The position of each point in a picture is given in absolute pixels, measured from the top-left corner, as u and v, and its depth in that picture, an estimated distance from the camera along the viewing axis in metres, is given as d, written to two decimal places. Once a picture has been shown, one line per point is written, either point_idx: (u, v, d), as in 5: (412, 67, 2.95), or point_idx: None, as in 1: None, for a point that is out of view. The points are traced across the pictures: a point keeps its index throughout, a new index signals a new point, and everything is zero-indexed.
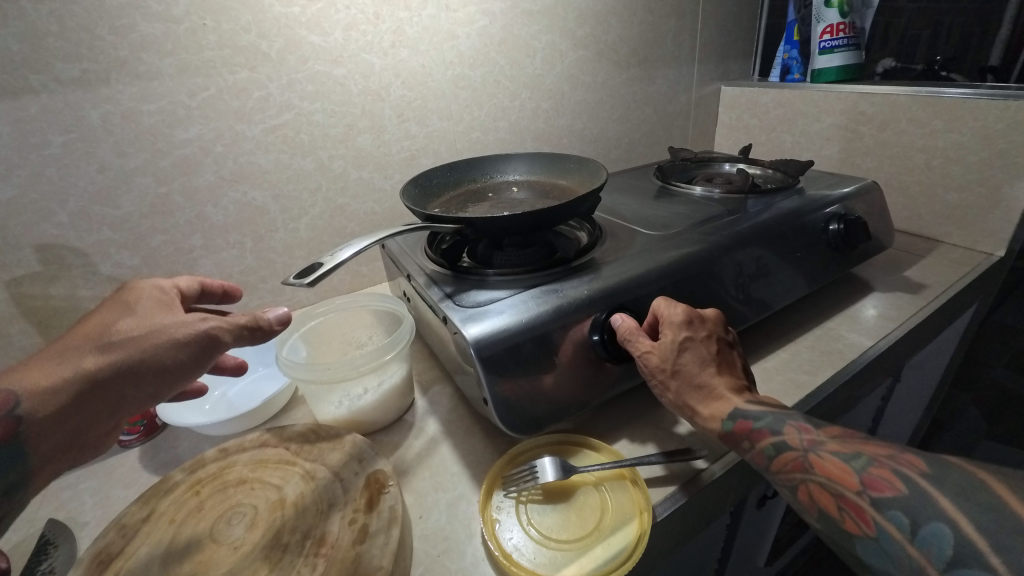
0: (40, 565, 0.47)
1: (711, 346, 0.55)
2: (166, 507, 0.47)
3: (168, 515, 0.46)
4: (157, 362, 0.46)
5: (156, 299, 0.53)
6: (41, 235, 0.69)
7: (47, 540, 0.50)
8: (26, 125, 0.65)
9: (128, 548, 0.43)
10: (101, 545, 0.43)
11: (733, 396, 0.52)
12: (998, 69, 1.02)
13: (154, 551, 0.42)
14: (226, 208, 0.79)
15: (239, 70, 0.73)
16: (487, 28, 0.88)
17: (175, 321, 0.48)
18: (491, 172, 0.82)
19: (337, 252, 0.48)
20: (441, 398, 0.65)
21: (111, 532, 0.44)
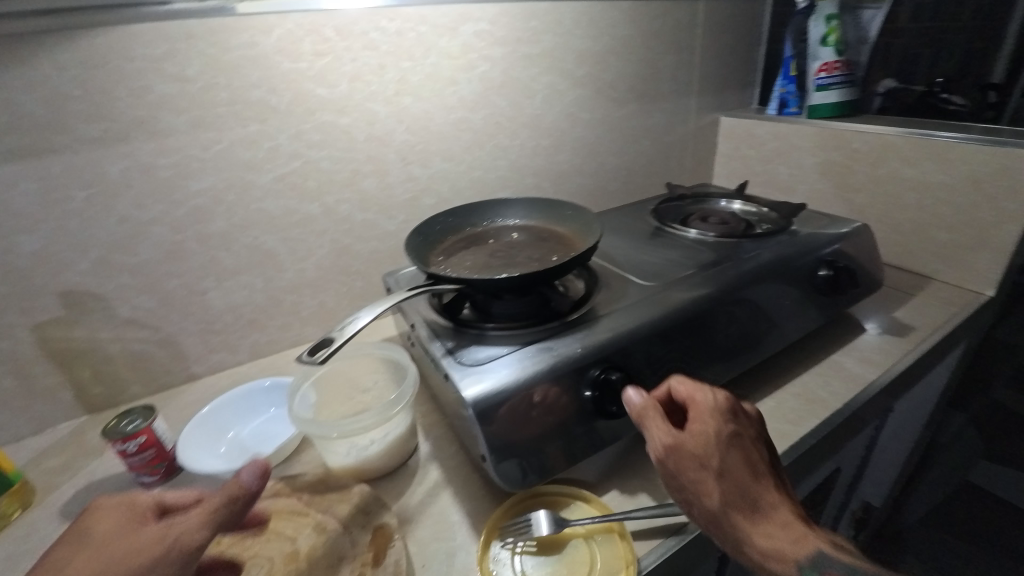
0: None
1: (757, 450, 0.52)
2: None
3: None
4: None
5: (121, 519, 0.46)
6: (65, 283, 0.73)
7: None
8: (50, 182, 0.68)
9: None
10: None
11: (792, 522, 0.47)
12: (1000, 85, 0.96)
13: None
14: (237, 252, 0.82)
15: (250, 123, 0.77)
16: (487, 73, 0.91)
17: (140, 546, 0.43)
18: (491, 217, 0.85)
19: (347, 326, 0.51)
20: (444, 444, 0.68)
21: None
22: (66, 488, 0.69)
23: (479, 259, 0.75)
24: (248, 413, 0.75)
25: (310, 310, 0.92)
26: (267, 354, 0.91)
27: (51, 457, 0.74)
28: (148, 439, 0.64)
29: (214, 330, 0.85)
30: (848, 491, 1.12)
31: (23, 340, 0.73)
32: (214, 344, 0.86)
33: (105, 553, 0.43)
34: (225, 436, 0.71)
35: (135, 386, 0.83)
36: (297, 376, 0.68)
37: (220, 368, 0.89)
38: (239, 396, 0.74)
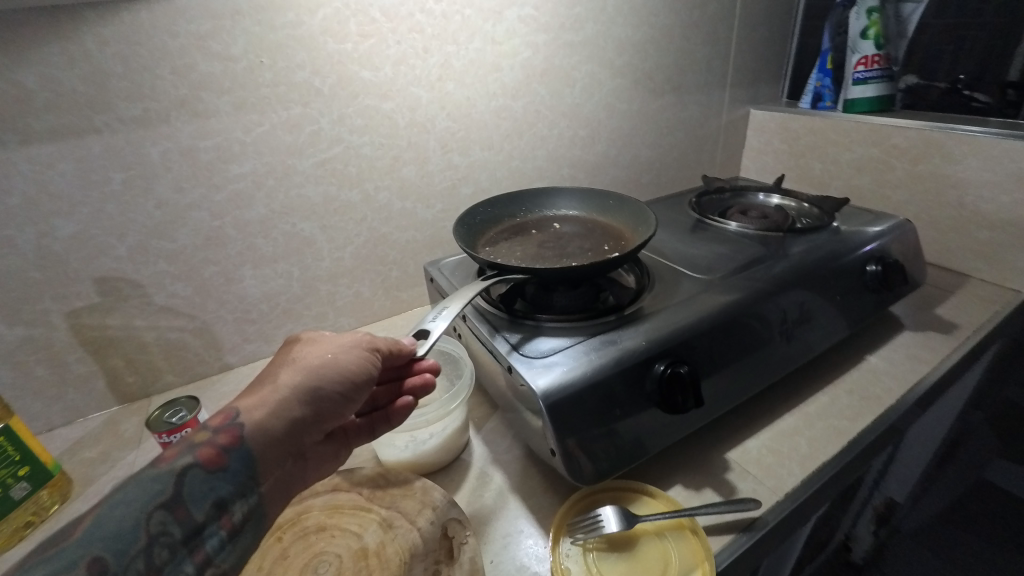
0: None
1: None
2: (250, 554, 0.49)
3: (255, 560, 0.48)
4: (336, 372, 0.49)
5: None
6: (101, 269, 0.71)
7: None
8: (90, 163, 0.66)
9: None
10: None
11: None
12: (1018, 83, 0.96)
13: None
14: (275, 239, 0.80)
15: (293, 105, 0.74)
16: (530, 60, 0.90)
17: (336, 348, 0.50)
18: (535, 208, 0.84)
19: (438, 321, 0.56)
20: (497, 439, 0.67)
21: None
22: (105, 481, 0.66)
23: (529, 250, 0.74)
24: None
25: (346, 300, 0.89)
26: None
27: (85, 448, 0.72)
28: (194, 431, 0.62)
29: (250, 319, 0.83)
30: (875, 487, 1.12)
31: (57, 327, 0.71)
32: (249, 334, 0.84)
33: (306, 359, 0.49)
34: None
35: (169, 375, 0.81)
36: None
37: (254, 358, 0.86)
38: None
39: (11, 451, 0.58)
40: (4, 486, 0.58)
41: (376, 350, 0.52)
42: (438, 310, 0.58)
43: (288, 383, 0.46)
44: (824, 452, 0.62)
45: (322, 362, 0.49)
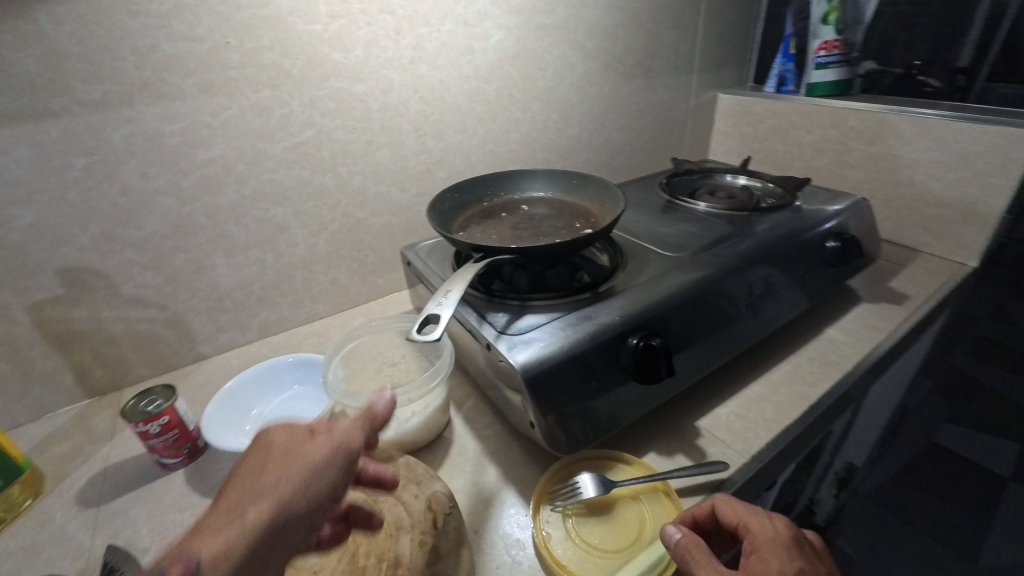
0: None
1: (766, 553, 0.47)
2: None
3: None
4: (312, 492, 0.41)
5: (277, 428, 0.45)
6: (64, 258, 0.68)
7: (113, 567, 0.52)
8: (48, 148, 0.63)
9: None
10: None
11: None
12: (967, 70, 1.00)
13: None
14: (248, 226, 0.79)
15: (262, 88, 0.73)
16: (502, 42, 0.90)
17: (311, 455, 0.42)
18: (510, 190, 0.84)
19: (444, 305, 0.53)
20: (479, 416, 0.68)
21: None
22: (77, 475, 0.65)
23: (505, 232, 0.75)
24: (268, 389, 0.72)
25: (321, 287, 0.89)
26: (277, 331, 0.88)
27: (54, 445, 0.70)
28: (171, 420, 0.61)
29: (223, 307, 0.82)
30: (835, 452, 1.19)
31: (20, 320, 0.68)
32: (223, 323, 0.83)
33: (272, 473, 0.40)
34: (250, 413, 0.68)
35: (140, 368, 0.79)
36: (330, 349, 0.68)
37: (229, 348, 0.85)
38: (261, 372, 0.72)
39: None
40: None
41: (355, 437, 0.45)
42: (443, 296, 0.55)
43: (258, 517, 0.37)
44: (788, 415, 0.66)
45: (296, 478, 0.40)
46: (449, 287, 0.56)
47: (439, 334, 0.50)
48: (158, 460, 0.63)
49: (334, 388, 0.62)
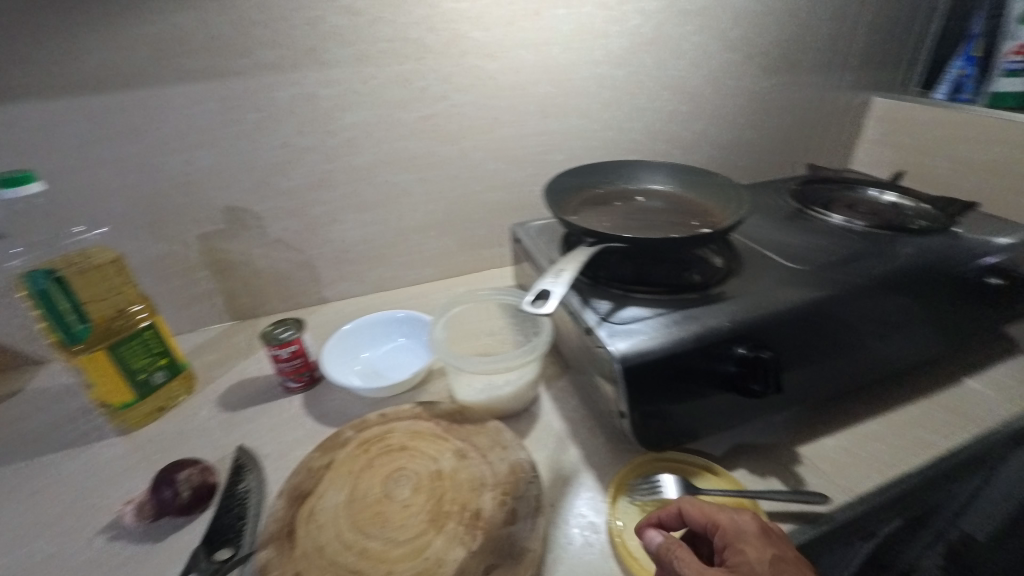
0: (240, 484, 0.58)
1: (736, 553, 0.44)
2: (342, 459, 0.56)
3: (346, 465, 0.55)
4: None
5: None
6: (230, 198, 0.79)
7: (241, 464, 0.61)
8: (231, 102, 0.74)
9: (317, 487, 0.53)
10: (295, 482, 0.54)
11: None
12: None
13: (339, 496, 0.52)
14: (377, 187, 0.86)
15: (406, 61, 0.78)
16: (639, 28, 0.89)
17: None
18: (627, 178, 0.83)
19: (558, 279, 0.54)
20: (566, 398, 0.69)
21: (301, 472, 0.55)
22: (220, 382, 0.76)
23: (618, 221, 0.74)
24: (378, 337, 0.78)
25: (432, 252, 0.94)
26: (389, 288, 0.96)
27: (205, 354, 0.82)
28: (299, 348, 0.70)
29: (347, 259, 0.90)
30: None
31: (192, 246, 0.81)
32: (345, 273, 0.91)
33: None
34: (359, 356, 0.76)
35: (274, 301, 0.90)
36: (438, 310, 0.73)
37: (347, 295, 0.94)
38: (375, 320, 0.78)
39: (152, 342, 0.68)
40: (145, 372, 0.68)
41: None
42: (557, 273, 0.56)
43: None
44: (908, 462, 0.59)
45: None
46: (562, 266, 0.57)
47: (551, 309, 0.51)
48: (282, 381, 0.72)
49: (436, 346, 0.66)
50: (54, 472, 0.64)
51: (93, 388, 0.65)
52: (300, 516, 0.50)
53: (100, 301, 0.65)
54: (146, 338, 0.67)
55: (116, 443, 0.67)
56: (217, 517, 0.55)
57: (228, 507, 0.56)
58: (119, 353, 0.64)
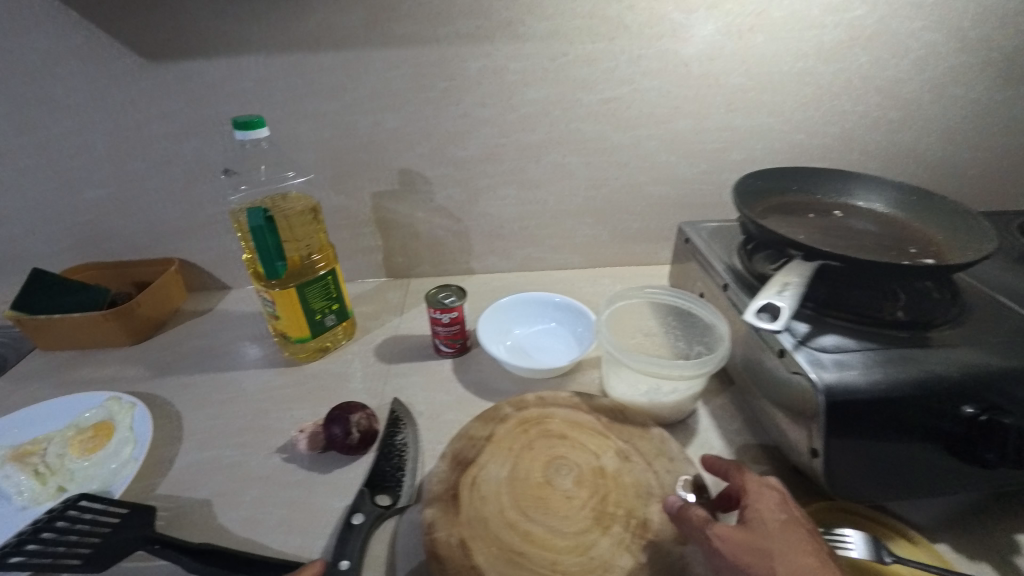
0: (397, 436, 0.60)
1: (769, 513, 0.42)
2: (502, 435, 0.56)
3: (506, 442, 0.55)
4: None
5: None
6: (407, 161, 0.82)
7: (397, 416, 0.63)
8: (425, 69, 0.75)
9: (479, 458, 0.53)
10: (458, 447, 0.54)
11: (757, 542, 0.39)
12: None
13: (500, 471, 0.51)
14: (544, 166, 0.84)
15: (598, 40, 0.74)
16: (862, 18, 0.77)
17: None
18: (824, 190, 0.73)
19: (783, 295, 0.53)
20: (726, 418, 0.64)
21: (462, 439, 0.55)
22: (376, 333, 0.80)
23: (815, 237, 0.67)
24: (530, 316, 0.78)
25: (583, 239, 0.92)
26: (533, 268, 0.95)
27: (362, 304, 0.87)
28: (458, 316, 0.70)
29: (500, 234, 0.90)
30: None
31: (366, 202, 0.85)
32: (495, 247, 0.92)
33: None
34: (511, 333, 0.76)
35: (426, 265, 0.93)
36: (605, 302, 0.70)
37: (492, 270, 0.95)
38: (530, 300, 0.77)
39: (330, 287, 0.71)
40: (321, 313, 0.71)
41: None
42: (780, 288, 0.54)
43: None
44: None
45: None
46: (785, 279, 0.55)
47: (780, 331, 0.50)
48: (435, 344, 0.74)
49: (606, 335, 0.64)
50: (237, 388, 0.71)
51: (279, 320, 0.70)
52: (464, 482, 0.50)
53: (297, 243, 0.70)
54: (326, 282, 0.70)
55: (287, 373, 0.73)
56: (377, 464, 0.56)
57: (388, 457, 0.57)
58: (303, 292, 0.68)
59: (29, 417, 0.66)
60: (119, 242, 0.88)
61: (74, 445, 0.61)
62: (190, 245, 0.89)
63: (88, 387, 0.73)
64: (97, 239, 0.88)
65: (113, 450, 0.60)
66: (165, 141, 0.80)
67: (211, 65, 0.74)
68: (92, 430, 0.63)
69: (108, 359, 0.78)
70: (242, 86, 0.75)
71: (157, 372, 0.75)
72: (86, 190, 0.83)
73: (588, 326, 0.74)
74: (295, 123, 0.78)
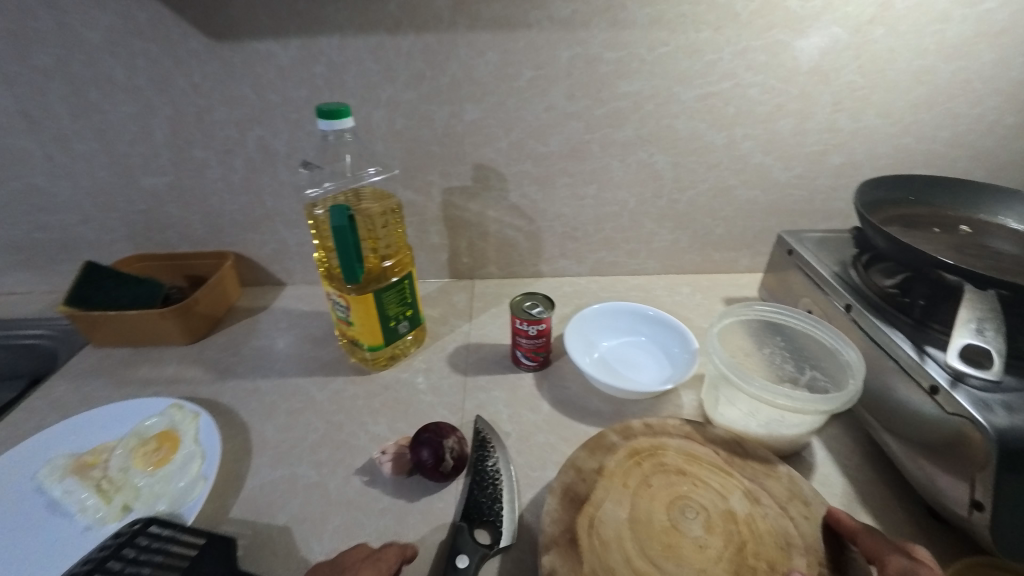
0: (487, 461, 0.55)
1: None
2: (614, 468, 0.50)
3: (619, 476, 0.50)
4: None
5: None
6: (484, 156, 0.77)
7: (484, 437, 0.58)
8: (512, 56, 0.69)
9: (593, 495, 0.48)
10: (566, 481, 0.49)
11: None
12: None
13: (619, 511, 0.47)
14: (629, 165, 0.78)
15: (703, 29, 0.68)
16: (992, 13, 0.66)
17: None
18: (947, 203, 0.68)
19: (982, 334, 0.47)
20: (845, 450, 0.59)
21: (570, 471, 0.50)
22: (447, 340, 0.75)
23: (947, 254, 0.61)
24: (615, 330, 0.73)
25: (661, 244, 0.86)
26: (605, 273, 0.89)
27: (428, 306, 0.82)
28: (546, 328, 0.65)
29: (574, 236, 0.85)
30: None
31: (436, 198, 0.80)
32: (567, 250, 0.86)
33: None
34: (596, 346, 0.70)
35: (492, 267, 0.88)
36: (714, 319, 0.64)
37: (561, 273, 0.89)
38: (617, 312, 0.73)
39: (406, 291, 0.66)
40: (395, 320, 0.66)
41: None
42: (978, 326, 0.48)
43: None
44: None
45: None
46: (978, 313, 0.49)
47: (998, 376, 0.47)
48: (515, 355, 0.68)
49: (721, 356, 0.57)
50: (306, 396, 0.66)
51: (352, 325, 0.65)
52: (581, 525, 0.46)
53: (376, 242, 0.66)
54: (403, 287, 0.65)
55: (357, 381, 0.68)
56: (472, 493, 0.52)
57: (482, 485, 0.52)
58: (381, 297, 0.63)
59: (88, 422, 0.62)
60: (173, 233, 0.84)
61: (138, 458, 0.57)
62: (247, 238, 0.84)
63: (146, 390, 0.69)
64: (151, 231, 0.83)
65: (181, 465, 0.56)
66: (228, 128, 0.75)
67: (282, 48, 0.69)
68: (155, 441, 0.59)
69: (165, 358, 0.74)
70: (314, 71, 0.70)
71: (218, 375, 0.70)
72: (143, 178, 0.79)
73: (680, 341, 0.69)
74: (368, 111, 0.73)
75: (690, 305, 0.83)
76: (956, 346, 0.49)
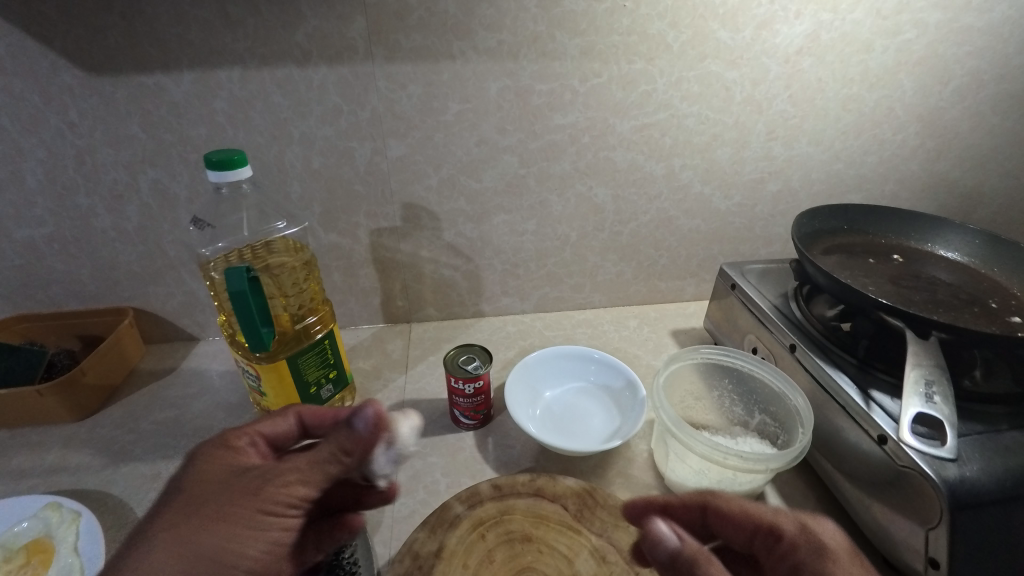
0: (344, 552, 0.48)
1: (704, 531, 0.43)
2: (455, 546, 0.47)
3: (460, 556, 0.46)
4: None
5: None
6: (412, 195, 0.71)
7: None
8: (435, 89, 0.64)
9: None
10: (402, 572, 0.45)
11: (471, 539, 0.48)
12: None
13: None
14: (568, 200, 0.75)
15: (636, 60, 0.65)
16: (910, 43, 0.67)
17: None
18: (883, 230, 0.68)
19: (924, 407, 0.46)
20: (799, 499, 0.57)
21: (407, 558, 0.46)
22: (380, 398, 0.69)
23: (885, 286, 0.60)
24: (561, 377, 0.69)
25: (606, 276, 0.83)
26: (550, 309, 0.85)
27: (359, 358, 0.76)
28: (484, 386, 0.60)
29: (516, 273, 0.80)
30: None
31: (362, 241, 0.73)
32: (510, 287, 0.82)
33: None
34: (540, 396, 0.66)
35: (430, 308, 0.82)
36: (663, 365, 0.61)
37: (504, 312, 0.84)
38: (563, 357, 0.69)
39: (328, 353, 0.59)
40: (316, 385, 0.60)
41: None
42: (926, 392, 0.47)
43: None
44: None
45: None
46: (926, 374, 0.47)
47: (951, 455, 0.44)
48: (454, 414, 0.63)
49: (668, 409, 0.54)
50: None
51: (266, 396, 0.58)
52: None
53: (287, 299, 0.59)
54: (323, 348, 0.59)
55: None
56: None
57: None
58: (296, 363, 0.56)
59: None
60: (60, 290, 0.73)
61: None
62: (149, 290, 0.75)
63: (19, 486, 0.58)
64: (31, 288, 0.72)
65: None
66: (116, 171, 0.65)
67: (174, 81, 0.60)
68: (25, 554, 0.50)
69: (48, 441, 0.63)
70: (214, 106, 0.62)
71: (110, 459, 0.61)
72: (16, 229, 0.68)
73: (629, 387, 0.65)
74: (279, 150, 0.65)
75: (638, 341, 0.80)
76: (903, 421, 0.47)
